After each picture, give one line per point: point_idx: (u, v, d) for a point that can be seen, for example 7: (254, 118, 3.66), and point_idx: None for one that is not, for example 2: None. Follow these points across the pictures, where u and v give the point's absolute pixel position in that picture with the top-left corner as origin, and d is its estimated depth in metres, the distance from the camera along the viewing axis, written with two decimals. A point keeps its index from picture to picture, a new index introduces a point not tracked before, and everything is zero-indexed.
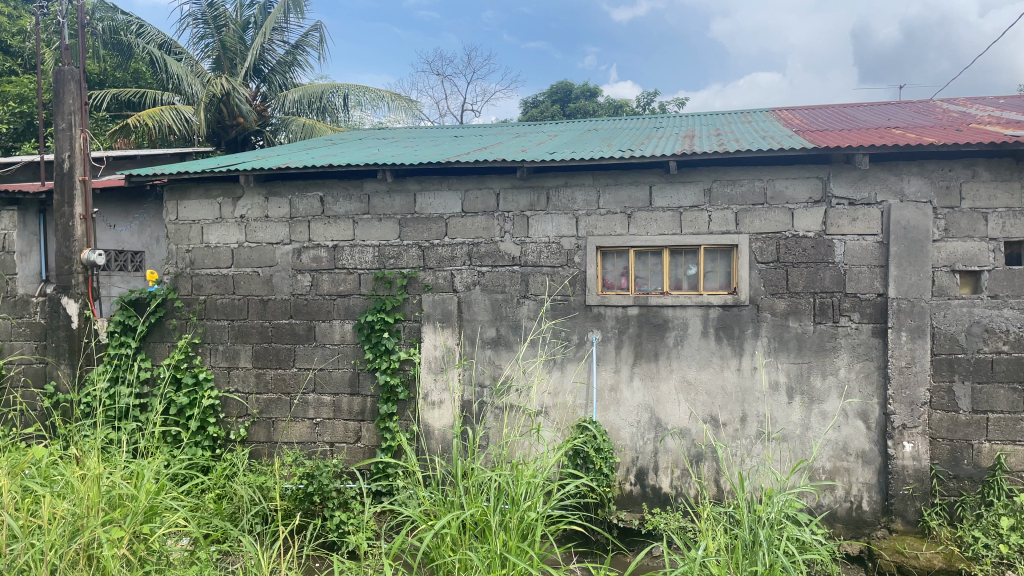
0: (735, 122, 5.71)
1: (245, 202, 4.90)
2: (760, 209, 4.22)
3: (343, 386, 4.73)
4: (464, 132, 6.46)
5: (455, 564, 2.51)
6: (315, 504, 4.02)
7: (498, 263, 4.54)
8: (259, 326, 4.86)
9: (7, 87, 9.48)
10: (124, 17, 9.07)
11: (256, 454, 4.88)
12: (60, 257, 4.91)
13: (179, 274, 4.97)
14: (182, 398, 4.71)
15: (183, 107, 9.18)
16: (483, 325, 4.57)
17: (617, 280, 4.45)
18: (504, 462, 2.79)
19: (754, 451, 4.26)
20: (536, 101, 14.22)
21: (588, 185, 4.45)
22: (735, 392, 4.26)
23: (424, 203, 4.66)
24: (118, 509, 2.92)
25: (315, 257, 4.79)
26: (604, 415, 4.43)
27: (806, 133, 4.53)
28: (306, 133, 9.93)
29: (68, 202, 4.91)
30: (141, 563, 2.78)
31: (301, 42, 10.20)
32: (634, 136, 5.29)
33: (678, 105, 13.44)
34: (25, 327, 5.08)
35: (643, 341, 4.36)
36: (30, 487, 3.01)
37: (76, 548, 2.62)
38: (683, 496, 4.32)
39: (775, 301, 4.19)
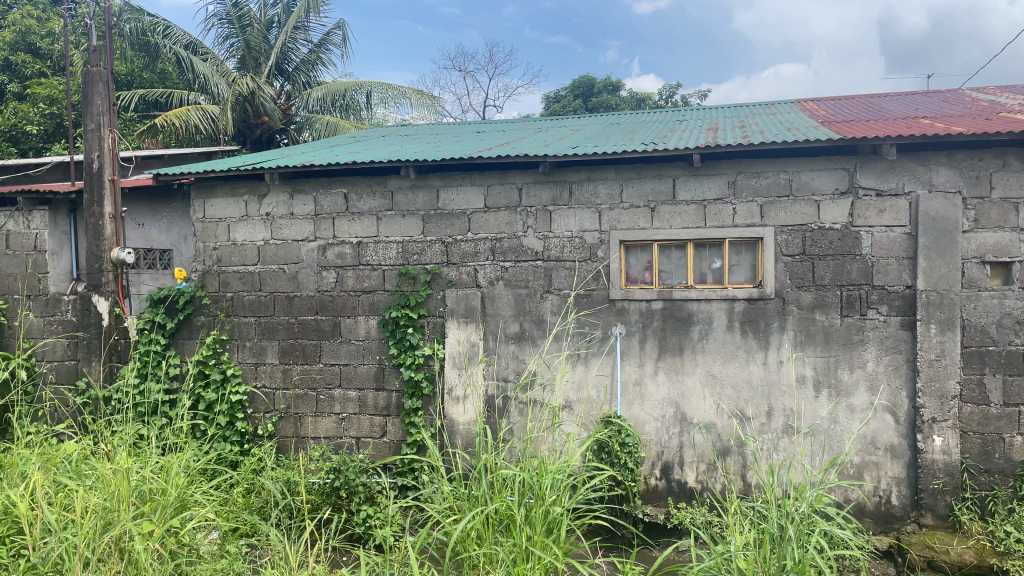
0: (759, 114, 5.65)
1: (271, 200, 4.95)
2: (786, 201, 4.18)
3: (368, 381, 4.76)
4: (486, 127, 6.45)
5: (480, 559, 2.54)
6: (342, 498, 4.09)
7: (521, 258, 4.55)
8: (286, 322, 4.90)
9: (37, 89, 9.65)
10: (151, 18, 9.19)
11: (283, 448, 4.93)
12: (90, 256, 4.99)
13: (207, 271, 5.04)
14: (211, 394, 4.78)
15: (208, 107, 9.28)
16: (507, 320, 4.58)
17: (640, 274, 4.44)
18: (528, 457, 2.81)
19: (781, 446, 4.22)
20: (558, 95, 14.14)
21: (611, 178, 4.43)
22: (761, 385, 4.22)
23: (447, 199, 4.67)
24: (148, 503, 2.97)
25: (340, 253, 4.82)
26: (629, 409, 4.42)
27: (832, 124, 4.48)
28: (331, 131, 9.99)
29: (98, 202, 4.98)
30: (172, 557, 2.84)
31: (324, 41, 10.26)
32: (656, 129, 5.26)
33: (701, 97, 13.33)
34: (57, 324, 5.20)
35: (667, 335, 4.34)
36: (62, 482, 3.07)
37: (108, 542, 2.68)
38: (709, 490, 4.30)
39: (801, 294, 4.15)
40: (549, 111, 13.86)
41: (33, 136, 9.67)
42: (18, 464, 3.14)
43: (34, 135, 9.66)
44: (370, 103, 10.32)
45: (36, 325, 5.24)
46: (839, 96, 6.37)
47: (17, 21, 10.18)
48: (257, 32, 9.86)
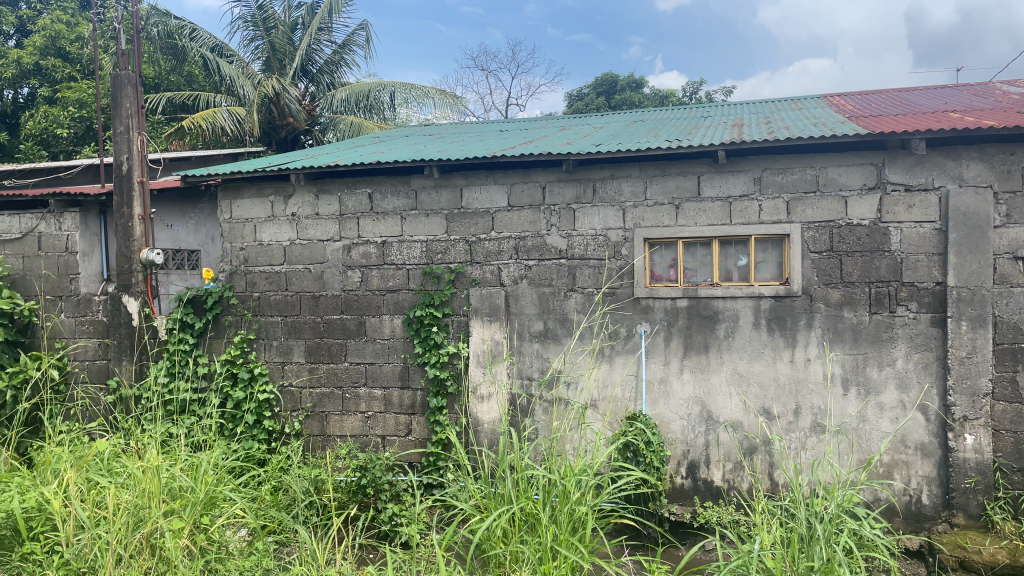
0: (786, 109, 5.60)
1: (296, 200, 4.98)
2: (812, 197, 4.14)
3: (393, 380, 4.79)
4: (510, 126, 6.45)
5: (506, 557, 2.57)
6: (368, 496, 4.10)
7: (545, 256, 4.54)
8: (312, 321, 4.94)
9: (68, 93, 9.80)
10: (177, 22, 9.30)
11: (310, 446, 4.97)
12: (120, 257, 5.06)
13: (234, 271, 5.09)
14: (238, 393, 4.83)
15: (234, 109, 9.40)
16: (531, 318, 4.57)
17: (665, 272, 4.42)
18: (554, 456, 2.81)
19: (809, 444, 4.18)
20: (581, 93, 14.10)
21: (635, 176, 4.41)
22: (789, 383, 4.19)
23: (470, 198, 4.68)
24: (178, 500, 3.01)
25: (364, 253, 4.85)
26: (654, 408, 4.40)
27: (860, 119, 4.42)
28: (354, 131, 10.04)
29: (127, 203, 5.05)
30: (202, 553, 2.88)
31: (348, 42, 10.32)
32: (681, 126, 5.23)
33: (726, 93, 13.20)
34: (89, 325, 5.29)
35: (693, 333, 4.32)
36: (94, 479, 3.13)
37: (139, 538, 2.74)
38: (736, 489, 4.27)
39: (829, 291, 4.11)
40: (572, 110, 13.84)
41: (64, 139, 9.83)
42: (51, 462, 3.20)
43: (64, 138, 9.81)
44: (393, 103, 10.37)
45: (67, 325, 5.33)
46: (866, 91, 6.31)
47: (47, 26, 10.36)
48: (281, 34, 9.95)
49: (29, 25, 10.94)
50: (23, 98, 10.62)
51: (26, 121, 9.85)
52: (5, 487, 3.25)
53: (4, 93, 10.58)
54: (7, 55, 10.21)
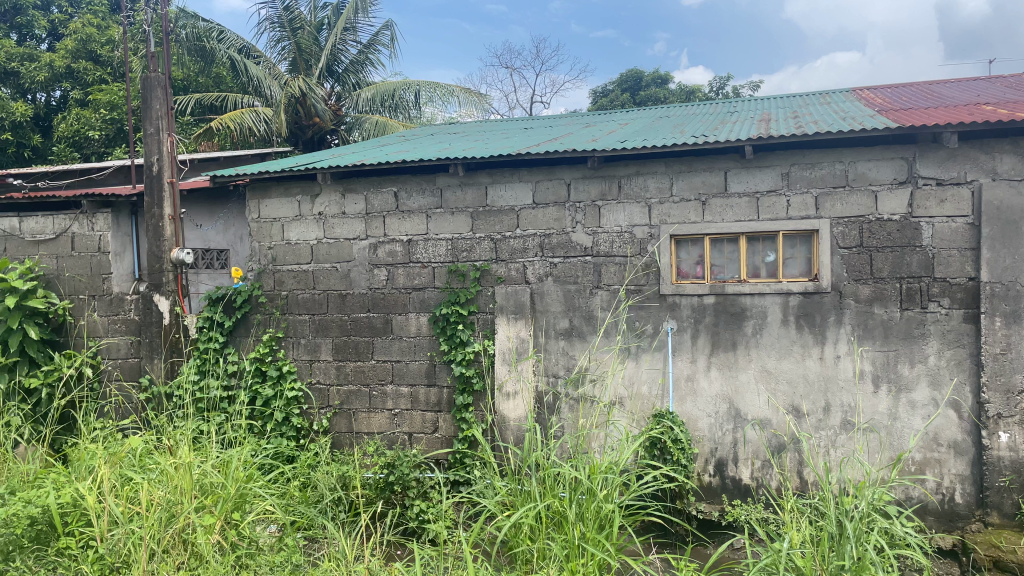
0: (813, 103, 5.54)
1: (323, 200, 5.02)
2: (841, 192, 4.09)
3: (419, 377, 4.81)
4: (534, 123, 6.45)
5: (533, 554, 2.59)
6: (395, 493, 4.11)
7: (570, 254, 4.54)
8: (339, 319, 4.98)
9: (99, 95, 9.96)
10: (205, 24, 9.41)
11: (337, 444, 5.00)
12: (152, 256, 5.14)
13: (262, 270, 5.14)
14: (268, 390, 4.90)
15: (262, 110, 9.48)
16: (556, 316, 4.57)
17: (692, 268, 4.39)
18: (581, 454, 2.80)
19: (839, 442, 4.14)
20: (605, 90, 14.08)
21: (661, 172, 4.39)
22: (818, 381, 4.15)
23: (496, 196, 4.69)
24: (209, 496, 3.06)
25: (391, 251, 4.88)
26: (681, 406, 4.38)
27: (889, 112, 4.37)
28: (380, 130, 10.09)
29: (158, 204, 5.13)
30: (233, 548, 2.93)
31: (373, 41, 10.38)
32: (706, 121, 5.20)
33: (753, 88, 13.09)
34: (121, 324, 5.38)
35: (720, 330, 4.29)
36: (128, 475, 3.19)
37: (172, 534, 2.80)
38: (765, 487, 4.23)
39: (859, 287, 4.06)
40: (596, 107, 13.81)
41: (95, 141, 9.99)
42: (85, 458, 3.26)
43: (95, 141, 9.97)
44: (418, 102, 10.42)
45: (100, 324, 5.42)
46: (895, 84, 6.24)
47: (78, 30, 10.53)
48: (308, 35, 10.03)
49: (60, 29, 11.13)
50: (55, 101, 10.80)
51: (59, 123, 10.02)
52: (42, 484, 3.31)
53: (37, 96, 10.77)
54: (40, 59, 10.39)
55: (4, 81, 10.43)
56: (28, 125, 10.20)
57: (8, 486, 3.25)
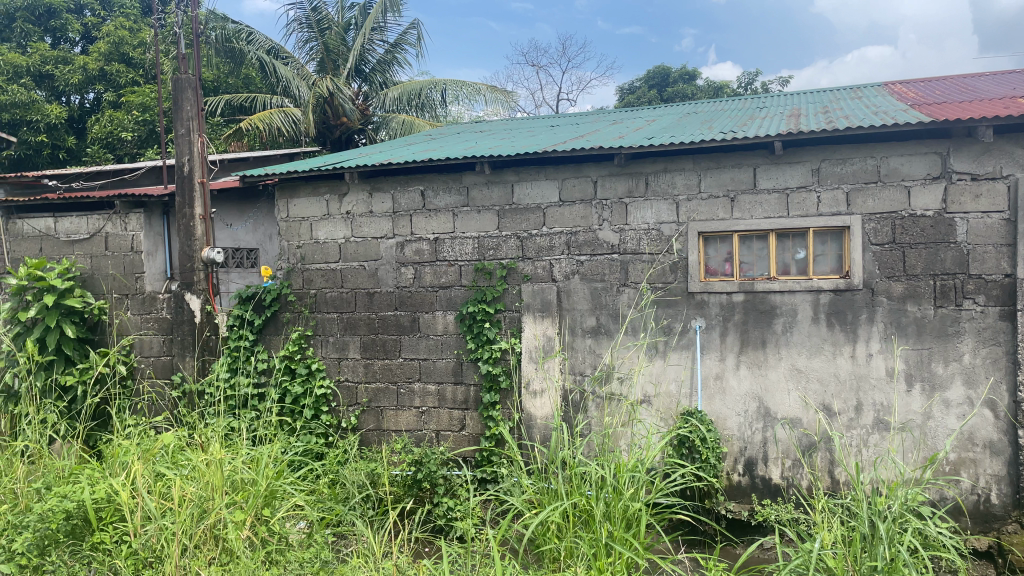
0: (844, 98, 5.47)
1: (351, 199, 5.06)
2: (873, 187, 4.03)
3: (446, 375, 4.82)
4: (561, 121, 6.44)
5: (561, 552, 2.59)
6: (424, 490, 4.12)
7: (597, 252, 4.52)
8: (367, 317, 5.01)
9: (132, 97, 10.13)
10: (235, 26, 9.52)
11: (366, 441, 5.04)
12: (183, 255, 5.21)
13: (291, 269, 5.19)
14: (297, 388, 4.94)
15: (291, 110, 9.57)
16: (583, 314, 4.56)
17: (720, 266, 4.34)
18: (607, 453, 2.80)
19: (871, 441, 4.09)
20: (632, 86, 14.01)
21: (688, 169, 4.35)
22: (850, 379, 4.09)
23: (522, 193, 4.69)
24: (240, 492, 3.12)
25: (417, 249, 4.90)
26: (709, 404, 4.34)
27: (922, 106, 4.30)
28: (406, 129, 10.12)
29: (189, 204, 5.20)
30: (264, 544, 2.98)
31: (400, 41, 10.42)
32: (735, 117, 5.15)
33: (782, 83, 12.95)
34: (154, 322, 5.46)
35: (749, 328, 4.25)
36: (161, 472, 3.25)
37: (203, 530, 2.87)
38: (796, 487, 4.19)
39: (891, 284, 4.00)
40: (623, 103, 13.74)
41: (128, 142, 10.15)
42: (119, 454, 3.32)
43: (128, 142, 10.13)
44: (445, 100, 10.45)
45: (133, 322, 5.51)
46: (929, 78, 6.13)
47: (111, 33, 10.71)
48: (335, 35, 10.10)
49: (94, 32, 11.33)
50: (89, 103, 10.99)
51: (93, 125, 10.19)
52: (76, 479, 3.37)
53: (71, 98, 10.97)
54: (74, 61, 10.58)
55: (40, 84, 10.63)
56: (62, 126, 10.39)
57: (44, 481, 3.32)
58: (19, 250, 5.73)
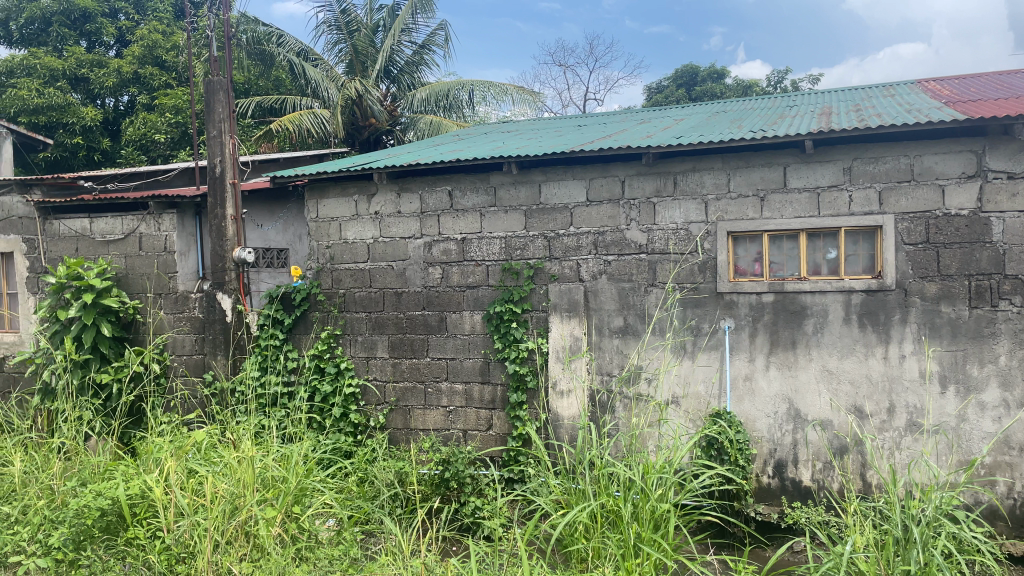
0: (877, 96, 5.39)
1: (379, 199, 5.09)
2: (906, 186, 3.97)
3: (474, 375, 4.83)
4: (589, 120, 6.43)
5: (589, 552, 2.59)
6: (451, 489, 4.12)
7: (624, 252, 4.51)
8: (395, 317, 5.04)
9: (165, 100, 10.30)
10: (265, 28, 9.64)
11: (394, 439, 5.07)
12: (215, 255, 5.28)
13: (321, 269, 5.24)
14: (326, 387, 5.00)
15: (320, 111, 9.66)
16: (610, 314, 4.55)
17: (750, 266, 4.31)
18: (634, 453, 2.79)
19: (904, 444, 4.03)
20: (660, 85, 13.95)
21: (717, 168, 4.32)
22: (882, 381, 4.04)
23: (549, 193, 4.69)
24: (270, 489, 3.16)
25: (445, 249, 4.91)
26: (739, 405, 4.31)
27: (957, 103, 4.23)
28: (434, 130, 10.16)
29: (220, 205, 5.27)
30: (294, 541, 3.02)
31: (428, 42, 10.47)
32: (765, 116, 5.10)
33: (812, 82, 12.80)
34: (187, 321, 5.54)
35: (779, 329, 4.21)
36: (194, 468, 3.30)
37: (235, 526, 2.92)
38: (826, 489, 4.15)
39: (925, 285, 3.94)
40: (650, 103, 13.67)
41: (161, 144, 10.31)
42: (152, 451, 3.38)
43: (161, 144, 10.30)
44: (472, 101, 10.50)
45: (166, 322, 5.59)
46: (964, 75, 6.02)
47: (145, 36, 10.90)
48: (364, 37, 10.17)
49: (128, 35, 11.52)
50: (123, 105, 11.17)
51: (127, 127, 10.36)
52: (111, 476, 3.43)
53: (106, 101, 11.16)
54: (109, 65, 10.77)
55: (75, 87, 10.83)
56: (97, 129, 10.57)
57: (80, 478, 3.38)
58: (55, 251, 5.87)
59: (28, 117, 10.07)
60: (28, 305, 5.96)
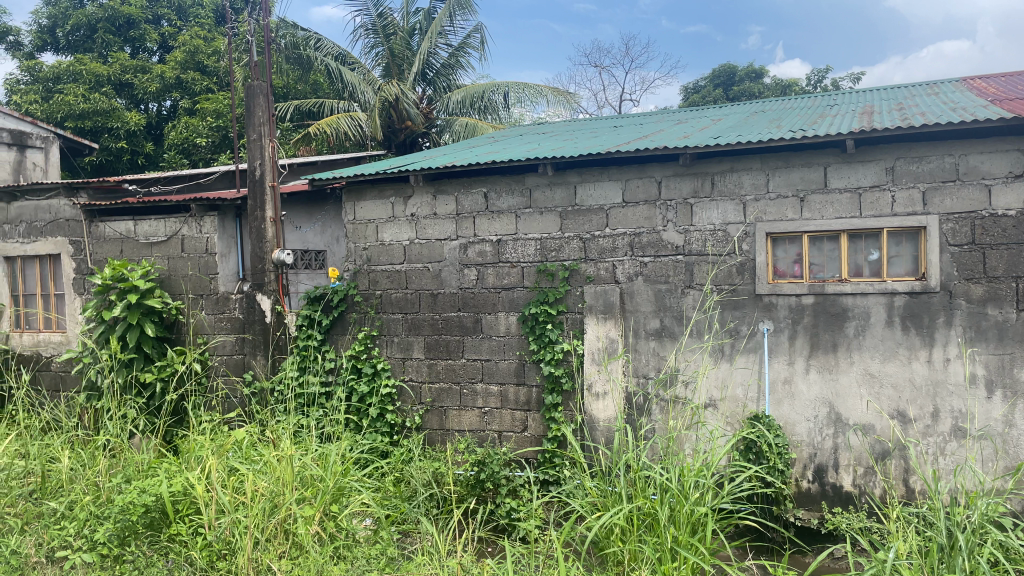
0: (920, 94, 5.29)
1: (415, 201, 5.12)
2: (951, 186, 3.89)
3: (509, 376, 4.84)
4: (625, 121, 6.40)
5: (625, 555, 2.59)
6: (487, 491, 4.11)
7: (661, 253, 4.48)
8: (430, 318, 5.07)
9: (207, 104, 10.49)
10: (303, 33, 9.78)
11: (430, 440, 5.09)
12: (255, 257, 5.39)
13: (358, 270, 5.29)
14: (363, 387, 5.05)
15: (357, 114, 9.75)
16: (647, 316, 4.52)
17: (789, 267, 4.25)
18: (672, 456, 2.78)
19: (949, 450, 3.95)
20: (697, 85, 13.83)
21: (756, 168, 4.27)
22: (925, 385, 3.96)
23: (585, 194, 4.68)
24: (309, 488, 3.20)
25: (481, 251, 4.93)
26: (778, 408, 4.25)
27: (1004, 101, 4.13)
28: (469, 132, 10.19)
29: (260, 207, 5.37)
30: (332, 539, 3.05)
31: (463, 44, 10.51)
32: (804, 115, 5.03)
33: (853, 80, 12.58)
34: (227, 321, 5.63)
35: (819, 331, 4.14)
36: (235, 466, 3.35)
37: (274, 524, 2.96)
38: (868, 495, 4.07)
39: (970, 287, 3.85)
40: (687, 103, 13.55)
41: (202, 148, 10.50)
42: (195, 449, 3.44)
43: (203, 147, 10.48)
44: (507, 103, 10.53)
45: (207, 322, 5.69)
46: (1012, 72, 5.87)
47: (187, 42, 11.11)
48: (400, 40, 10.25)
49: (170, 41, 11.74)
50: (166, 110, 11.38)
51: (169, 131, 10.58)
52: (155, 473, 3.50)
53: (149, 106, 11.38)
54: (152, 70, 10.99)
55: (120, 92, 11.07)
56: (140, 133, 10.79)
57: (125, 475, 3.47)
58: (101, 252, 6.02)
59: (74, 122, 10.36)
60: (74, 305, 6.10)
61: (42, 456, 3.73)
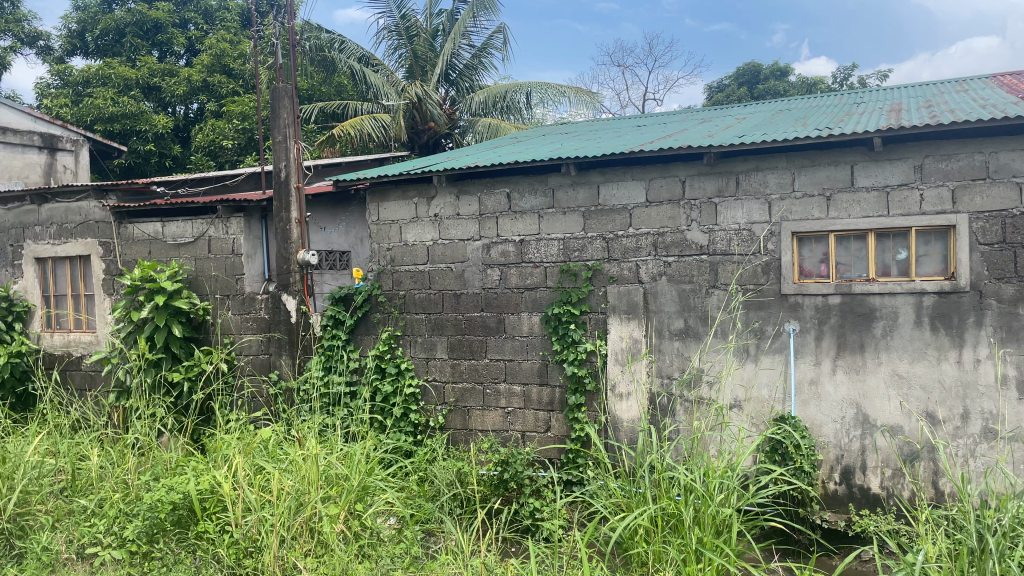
0: (950, 91, 5.21)
1: (438, 202, 5.13)
2: (981, 184, 3.84)
3: (532, 376, 4.84)
4: (648, 120, 6.37)
5: (650, 556, 2.58)
6: (510, 490, 4.12)
7: (685, 253, 4.46)
8: (454, 318, 5.09)
9: (233, 107, 10.60)
10: (327, 35, 9.85)
11: (453, 440, 5.11)
12: (280, 258, 5.43)
13: (382, 270, 5.32)
14: (387, 387, 5.08)
15: (381, 115, 9.84)
16: (671, 316, 4.50)
17: (816, 267, 4.21)
18: (696, 457, 2.76)
19: (978, 452, 3.89)
20: (722, 84, 13.75)
21: (781, 167, 4.23)
22: (955, 386, 3.91)
23: (608, 194, 4.66)
24: (334, 487, 3.21)
25: (504, 251, 4.94)
26: (804, 409, 4.21)
27: None
28: (492, 133, 10.20)
29: (286, 208, 5.41)
30: (357, 538, 3.07)
31: (486, 45, 10.53)
32: (831, 113, 4.97)
33: (881, 79, 12.43)
34: (253, 321, 5.69)
35: (846, 332, 4.10)
36: (262, 464, 3.38)
37: (300, 522, 2.98)
38: (896, 497, 4.03)
39: (1001, 286, 3.80)
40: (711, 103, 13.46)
41: (229, 150, 10.61)
42: (223, 448, 3.47)
43: (229, 149, 10.60)
44: (530, 103, 10.57)
45: (234, 322, 5.75)
46: None
47: (214, 46, 11.25)
48: (423, 41, 10.29)
49: (197, 45, 11.88)
50: (193, 113, 11.51)
51: (196, 134, 10.72)
52: (182, 471, 3.54)
53: (177, 109, 11.52)
54: (179, 74, 11.13)
55: (148, 95, 11.23)
56: (168, 136, 10.94)
57: (153, 473, 3.51)
58: (130, 253, 6.10)
59: (104, 125, 10.55)
60: (103, 306, 6.19)
61: (73, 454, 3.78)
